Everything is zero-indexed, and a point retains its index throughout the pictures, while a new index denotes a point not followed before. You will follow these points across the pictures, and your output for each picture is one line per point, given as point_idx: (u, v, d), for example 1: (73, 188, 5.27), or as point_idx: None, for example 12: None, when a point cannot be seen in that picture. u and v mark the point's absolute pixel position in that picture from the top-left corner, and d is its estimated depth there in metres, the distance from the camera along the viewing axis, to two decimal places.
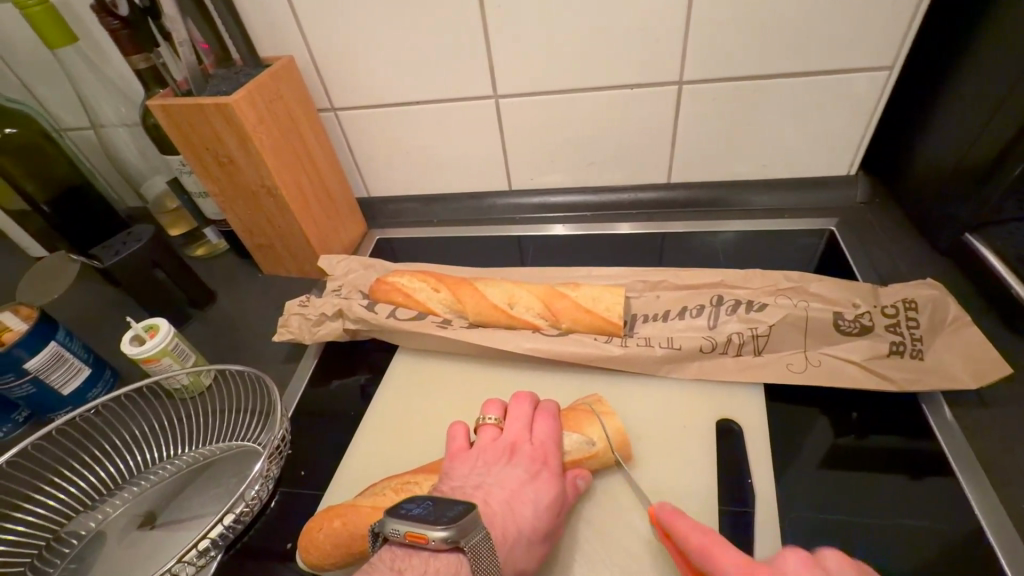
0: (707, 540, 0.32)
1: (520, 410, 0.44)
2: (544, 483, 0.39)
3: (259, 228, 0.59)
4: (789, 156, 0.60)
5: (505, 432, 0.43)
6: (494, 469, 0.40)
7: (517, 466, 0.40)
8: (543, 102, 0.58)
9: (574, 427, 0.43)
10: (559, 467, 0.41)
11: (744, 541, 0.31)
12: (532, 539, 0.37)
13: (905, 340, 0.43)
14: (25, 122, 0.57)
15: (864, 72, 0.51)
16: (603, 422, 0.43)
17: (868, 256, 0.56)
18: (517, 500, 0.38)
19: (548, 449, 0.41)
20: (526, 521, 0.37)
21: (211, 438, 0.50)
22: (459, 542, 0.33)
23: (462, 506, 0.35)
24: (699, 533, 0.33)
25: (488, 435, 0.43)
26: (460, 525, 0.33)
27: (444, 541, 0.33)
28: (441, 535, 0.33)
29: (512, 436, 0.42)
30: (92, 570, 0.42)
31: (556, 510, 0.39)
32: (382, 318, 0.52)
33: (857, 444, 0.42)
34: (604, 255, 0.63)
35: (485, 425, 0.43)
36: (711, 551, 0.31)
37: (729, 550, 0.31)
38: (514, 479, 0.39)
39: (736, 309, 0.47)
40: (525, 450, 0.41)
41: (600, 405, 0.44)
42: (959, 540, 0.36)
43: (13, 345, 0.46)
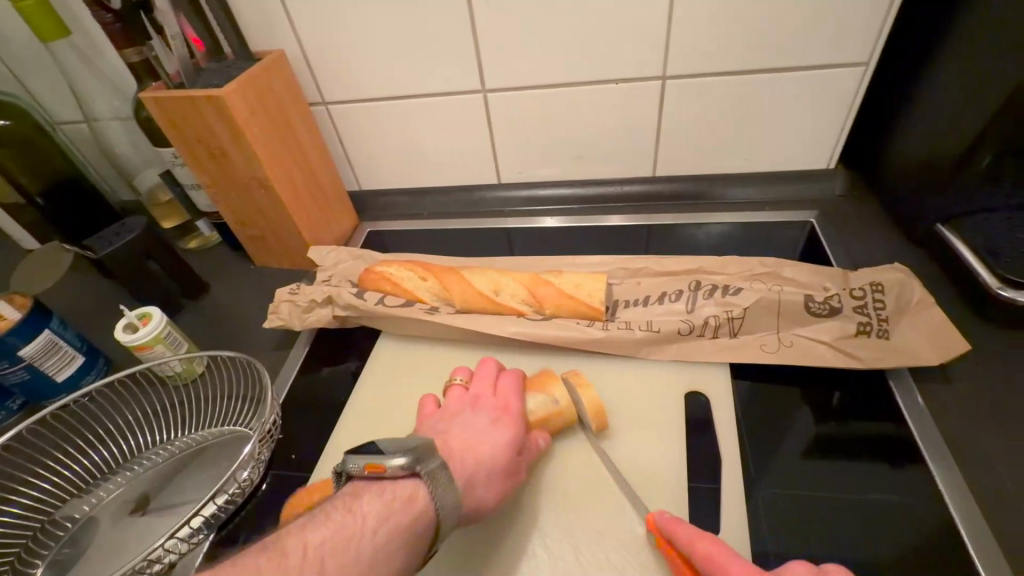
0: (696, 536, 0.33)
1: (484, 369, 0.46)
2: (505, 426, 0.41)
3: (250, 218, 0.60)
4: (766, 149, 0.62)
5: (471, 388, 0.45)
6: (458, 417, 0.42)
7: (480, 413, 0.42)
8: (531, 96, 0.60)
9: (539, 389, 0.45)
10: (520, 415, 0.43)
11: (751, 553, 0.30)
12: (493, 471, 0.39)
13: (872, 320, 0.45)
14: (19, 115, 0.58)
15: (836, 67, 0.54)
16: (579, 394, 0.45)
17: (843, 244, 0.58)
18: (478, 438, 0.40)
19: (511, 400, 0.43)
20: (487, 456, 0.39)
21: (203, 423, 0.51)
22: (416, 467, 0.36)
23: (419, 442, 0.38)
24: (686, 530, 0.34)
25: (454, 392, 0.45)
26: (417, 454, 0.37)
27: (401, 467, 0.35)
28: (399, 462, 0.35)
29: (476, 392, 0.44)
30: (86, 551, 0.43)
31: (516, 449, 0.40)
32: (371, 305, 0.53)
33: (837, 430, 0.43)
34: (590, 246, 0.64)
35: (453, 384, 0.45)
36: (699, 544, 0.32)
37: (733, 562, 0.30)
38: (476, 424, 0.41)
39: (713, 293, 0.49)
40: (488, 402, 0.43)
41: (576, 378, 0.46)
42: (920, 512, 0.38)
43: (7, 333, 0.47)
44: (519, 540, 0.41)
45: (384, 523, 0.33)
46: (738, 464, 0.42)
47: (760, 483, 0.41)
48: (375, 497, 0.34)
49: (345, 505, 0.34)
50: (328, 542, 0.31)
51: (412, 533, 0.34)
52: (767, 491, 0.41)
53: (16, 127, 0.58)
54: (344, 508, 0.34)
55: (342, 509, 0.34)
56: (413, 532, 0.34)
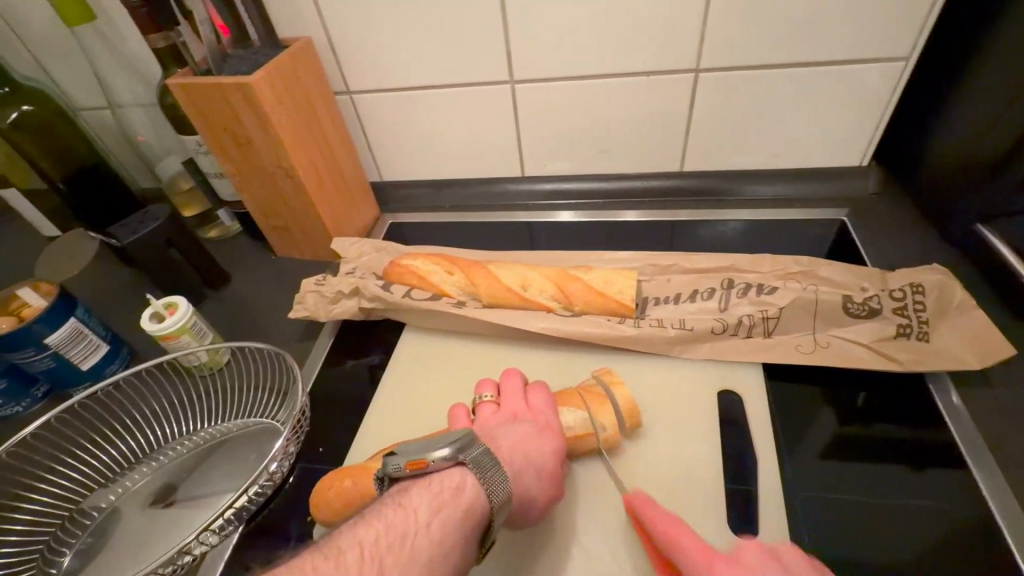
0: (672, 530, 0.34)
1: (512, 385, 0.45)
2: (549, 435, 0.41)
3: (275, 209, 0.59)
4: (798, 146, 0.61)
5: (503, 405, 0.44)
6: (498, 429, 0.42)
7: (521, 424, 0.42)
8: (559, 88, 0.59)
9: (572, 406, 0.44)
10: (561, 427, 0.42)
11: (727, 554, 0.32)
12: (542, 475, 0.39)
13: (912, 323, 0.44)
14: (42, 100, 0.57)
15: (878, 61, 0.52)
16: (615, 399, 0.44)
17: (876, 244, 0.57)
18: (526, 445, 0.40)
19: (548, 412, 0.43)
20: (535, 463, 0.39)
21: (228, 415, 0.50)
22: (460, 457, 0.36)
23: (461, 434, 0.39)
24: (630, 495, 0.38)
25: (487, 411, 0.44)
26: (460, 445, 0.38)
27: (445, 459, 0.36)
28: (442, 453, 0.36)
29: (510, 406, 0.44)
30: (114, 542, 0.42)
31: (562, 457, 0.40)
32: (399, 299, 0.53)
33: (862, 431, 0.42)
34: (614, 241, 0.63)
35: (483, 402, 0.45)
36: (643, 510, 0.37)
37: (707, 566, 0.31)
38: (519, 432, 0.41)
39: (746, 292, 0.48)
40: (526, 414, 0.43)
41: (609, 377, 0.46)
42: (963, 519, 0.37)
43: (33, 320, 0.46)
44: (547, 539, 0.41)
45: (436, 516, 0.33)
46: (772, 466, 0.41)
47: (795, 486, 0.40)
48: (424, 491, 0.35)
49: (394, 501, 0.34)
50: (383, 540, 0.31)
51: (467, 525, 0.34)
52: (803, 493, 0.40)
53: (37, 114, 0.57)
54: (394, 504, 0.34)
55: (393, 505, 0.34)
56: (467, 525, 0.34)
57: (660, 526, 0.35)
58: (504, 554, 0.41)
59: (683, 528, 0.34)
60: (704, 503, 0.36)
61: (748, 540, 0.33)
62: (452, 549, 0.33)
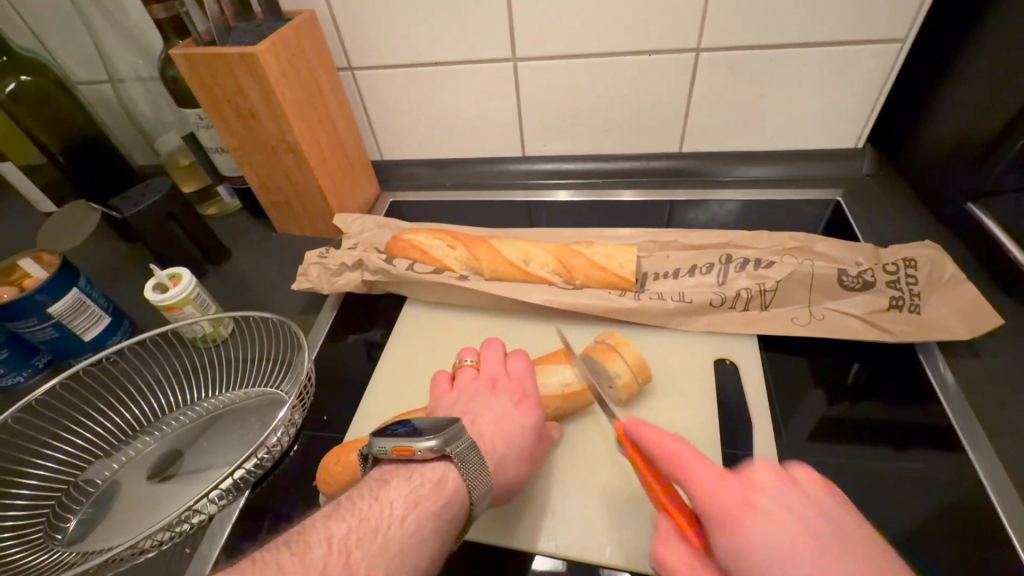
0: (700, 464, 0.30)
1: (492, 352, 0.46)
2: (527, 409, 0.42)
3: (277, 185, 0.60)
4: (795, 128, 0.62)
5: (483, 370, 0.45)
6: (478, 399, 0.42)
7: (500, 396, 0.42)
8: (561, 67, 0.59)
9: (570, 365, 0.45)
10: (538, 397, 0.43)
11: (771, 505, 0.27)
12: (521, 452, 0.40)
13: (904, 295, 0.45)
14: (40, 70, 0.57)
15: (875, 43, 0.53)
16: (623, 355, 0.45)
17: (870, 223, 0.58)
18: (505, 424, 0.40)
19: (526, 382, 0.44)
20: (514, 440, 0.40)
21: (231, 385, 0.51)
22: (445, 449, 0.36)
23: (445, 422, 0.38)
24: (702, 467, 0.30)
25: (467, 375, 0.45)
26: (445, 435, 0.37)
27: (430, 451, 0.36)
28: (428, 445, 0.36)
29: (490, 371, 0.45)
30: (117, 509, 0.42)
31: (540, 430, 0.41)
32: (401, 271, 0.53)
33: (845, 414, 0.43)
34: (614, 219, 0.64)
35: (464, 367, 0.46)
36: (717, 495, 0.28)
37: (751, 515, 0.27)
38: (498, 407, 0.41)
39: (745, 266, 0.49)
40: (505, 383, 0.44)
41: (615, 338, 0.46)
42: (950, 480, 0.38)
43: (36, 290, 0.46)
44: (548, 503, 0.42)
45: (412, 511, 0.34)
46: (768, 431, 0.43)
47: (791, 450, 0.41)
48: (403, 484, 0.35)
49: (372, 493, 0.35)
50: (353, 534, 0.32)
51: (441, 520, 0.34)
52: (799, 458, 0.41)
53: (35, 84, 0.56)
54: (371, 496, 0.34)
55: (370, 498, 0.34)
56: (441, 520, 0.34)
57: (678, 454, 0.31)
58: (507, 517, 0.41)
59: (790, 541, 0.26)
60: (813, 479, 0.29)
61: (783, 487, 0.29)
62: (424, 546, 0.33)
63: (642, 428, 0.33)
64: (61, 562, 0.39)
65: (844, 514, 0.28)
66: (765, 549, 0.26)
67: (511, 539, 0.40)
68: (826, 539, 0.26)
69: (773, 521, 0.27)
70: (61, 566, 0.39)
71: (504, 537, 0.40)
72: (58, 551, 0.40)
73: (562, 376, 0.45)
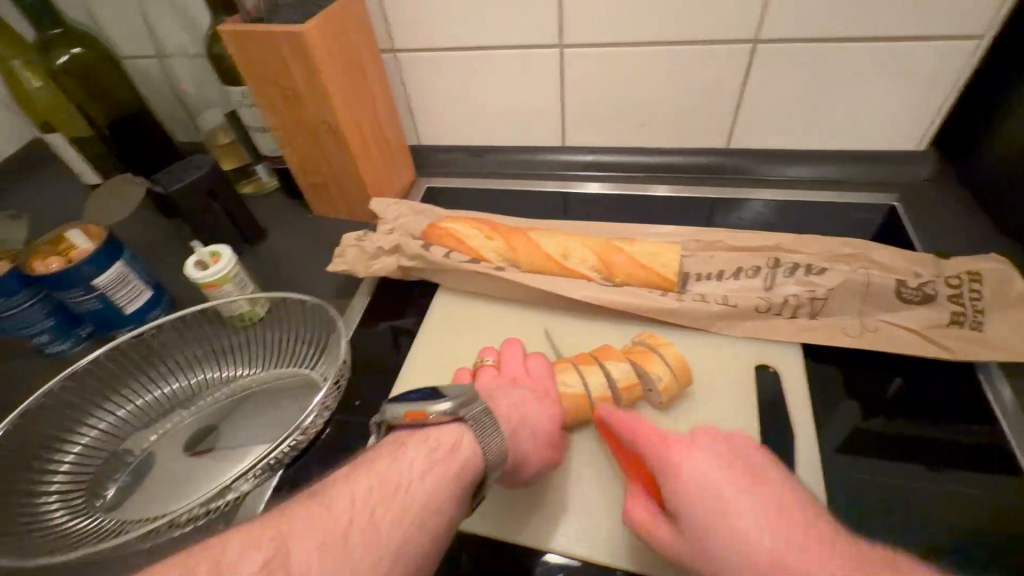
0: (658, 438, 0.35)
1: (513, 352, 0.46)
2: (547, 402, 0.42)
3: (316, 167, 0.59)
4: (852, 128, 0.59)
5: (504, 370, 0.45)
6: (498, 390, 0.42)
7: (520, 389, 0.43)
8: (609, 54, 0.57)
9: (615, 360, 0.45)
10: (559, 395, 0.43)
11: (710, 463, 0.33)
12: (535, 438, 0.40)
13: (966, 311, 0.43)
14: (92, 43, 0.58)
15: (949, 40, 0.50)
16: (664, 356, 0.44)
17: (927, 231, 0.55)
18: (524, 408, 0.41)
19: (547, 379, 0.44)
20: (531, 425, 0.40)
21: (266, 366, 0.51)
22: (460, 413, 0.36)
23: (461, 389, 0.39)
24: (691, 471, 0.33)
25: (488, 374, 0.45)
26: (460, 401, 0.37)
27: (444, 414, 0.36)
28: (441, 408, 0.36)
29: (511, 370, 0.45)
30: (154, 482, 0.43)
31: (558, 424, 0.42)
32: (437, 259, 0.53)
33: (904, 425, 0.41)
34: (653, 214, 0.62)
35: (484, 366, 0.46)
36: (659, 447, 0.35)
37: (695, 470, 0.33)
38: (519, 395, 0.42)
39: (794, 272, 0.48)
40: (526, 380, 0.44)
41: (653, 339, 0.46)
42: (1009, 507, 0.36)
43: (82, 262, 0.47)
44: (579, 506, 0.41)
45: (430, 472, 0.33)
46: (812, 442, 0.41)
47: (838, 466, 0.39)
48: (420, 447, 0.34)
49: (390, 453, 0.34)
50: (374, 494, 0.31)
51: (460, 482, 0.34)
52: (846, 472, 0.39)
53: (88, 56, 0.57)
54: (388, 458, 0.33)
55: (389, 458, 0.33)
56: (460, 481, 0.34)
57: (642, 432, 0.36)
58: (527, 513, 0.41)
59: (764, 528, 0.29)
60: (803, 496, 0.32)
61: (731, 455, 0.34)
62: (445, 506, 0.33)
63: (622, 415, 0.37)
64: (102, 529, 0.40)
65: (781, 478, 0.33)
66: (704, 496, 0.32)
67: (527, 537, 0.40)
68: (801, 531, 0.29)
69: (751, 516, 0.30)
70: (102, 533, 0.40)
71: (526, 535, 0.40)
72: (98, 517, 0.41)
73: (606, 377, 0.44)
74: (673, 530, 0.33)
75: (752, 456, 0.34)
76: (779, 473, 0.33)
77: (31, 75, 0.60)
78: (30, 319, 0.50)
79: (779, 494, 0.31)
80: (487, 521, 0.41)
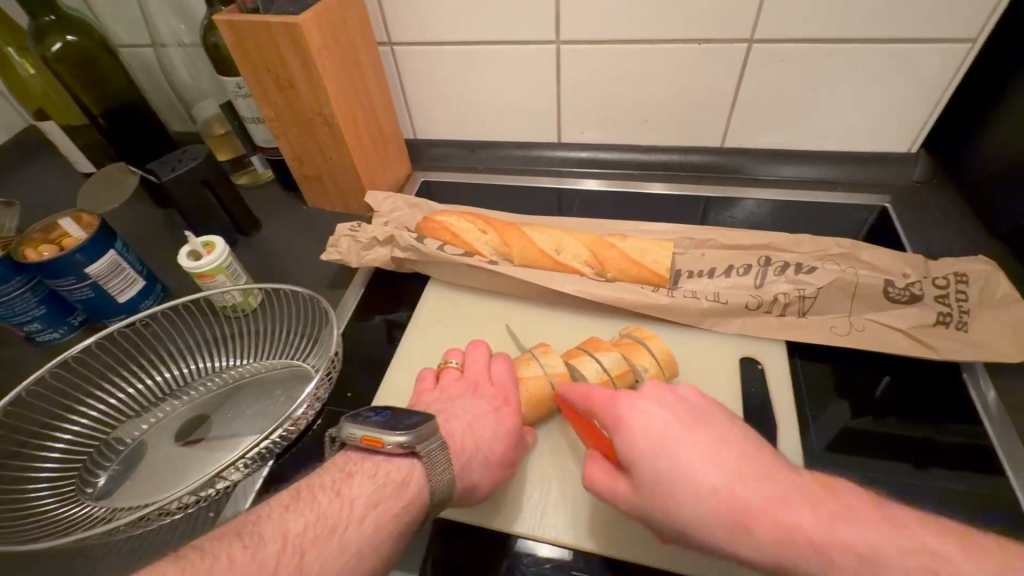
0: (605, 391, 0.34)
1: (478, 353, 0.45)
2: (506, 414, 0.41)
3: (311, 159, 0.59)
4: (846, 129, 0.59)
5: (467, 373, 0.44)
6: (456, 401, 0.42)
7: (479, 399, 0.42)
8: (606, 52, 0.57)
9: (606, 349, 0.45)
10: (520, 405, 0.42)
11: (660, 413, 0.32)
12: (491, 457, 0.39)
13: (953, 311, 0.44)
14: (86, 31, 0.57)
15: (942, 42, 0.50)
16: (651, 348, 0.45)
17: (917, 232, 0.56)
18: (479, 424, 0.40)
19: (509, 388, 0.43)
20: (486, 441, 0.39)
21: (258, 356, 0.51)
22: (416, 447, 0.35)
23: (420, 417, 0.37)
24: (598, 389, 0.35)
25: (450, 377, 0.44)
26: (418, 432, 0.36)
27: (400, 446, 0.35)
28: (398, 440, 0.35)
29: (473, 374, 0.44)
30: (143, 471, 0.43)
31: (517, 438, 0.41)
32: (431, 252, 0.53)
33: (889, 423, 0.42)
34: (645, 211, 0.62)
35: (448, 367, 0.45)
36: (606, 400, 0.34)
37: (642, 419, 0.32)
38: (476, 409, 0.41)
39: (784, 270, 0.48)
40: (488, 388, 0.43)
41: (641, 333, 0.47)
42: (989, 503, 0.37)
43: (75, 250, 0.47)
44: (571, 499, 0.41)
45: (372, 509, 0.33)
46: (798, 437, 0.41)
47: (823, 461, 0.40)
48: (365, 482, 0.34)
49: (333, 487, 0.33)
50: (309, 532, 0.30)
51: (404, 518, 0.33)
52: (831, 467, 0.40)
53: (81, 44, 0.56)
54: (332, 491, 0.33)
55: (330, 492, 0.33)
56: (401, 520, 0.33)
57: (591, 394, 0.35)
58: (515, 503, 0.41)
59: (659, 420, 0.32)
60: (691, 386, 0.35)
61: (672, 398, 0.33)
62: (382, 544, 0.32)
63: (570, 388, 0.37)
64: (91, 516, 0.40)
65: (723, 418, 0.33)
66: (654, 448, 0.31)
67: (514, 526, 0.40)
68: (690, 419, 0.32)
69: (648, 413, 0.32)
70: (90, 520, 0.40)
71: (519, 523, 0.40)
72: (88, 504, 0.41)
73: (597, 364, 0.44)
74: (630, 485, 0.32)
75: (698, 402, 0.33)
76: (723, 416, 0.33)
77: (25, 62, 0.60)
78: (21, 307, 0.50)
79: (717, 432, 0.31)
80: (476, 512, 0.41)
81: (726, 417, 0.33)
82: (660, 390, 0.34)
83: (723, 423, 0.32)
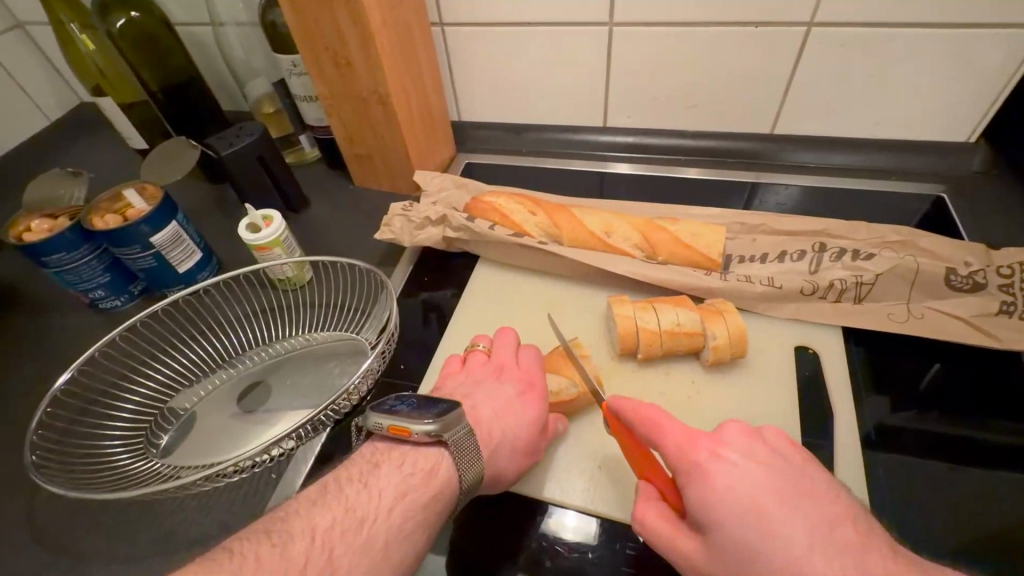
0: (685, 435, 0.32)
1: (506, 340, 0.46)
2: (531, 401, 0.41)
3: (362, 138, 0.60)
4: (902, 118, 0.58)
5: (493, 357, 0.45)
6: (482, 385, 0.42)
7: (505, 384, 0.42)
8: (658, 35, 0.57)
9: (687, 306, 0.46)
10: (545, 391, 0.43)
11: (747, 468, 0.30)
12: (515, 445, 0.39)
13: (1016, 301, 0.43)
14: (149, 9, 0.58)
15: (1013, 29, 0.49)
16: (728, 321, 0.44)
17: (974, 222, 0.55)
18: (505, 411, 0.40)
19: (534, 375, 0.43)
20: (512, 428, 0.40)
21: (312, 328, 0.52)
22: (443, 436, 0.35)
23: (447, 405, 0.37)
24: (675, 427, 0.33)
25: (477, 361, 0.45)
26: (444, 421, 0.36)
27: (426, 434, 0.35)
28: (425, 429, 0.35)
29: (499, 359, 0.44)
30: (204, 434, 0.44)
31: (541, 426, 0.41)
32: (481, 231, 0.54)
33: (948, 413, 0.41)
34: (689, 197, 0.62)
35: (474, 351, 0.46)
36: (685, 445, 0.32)
37: (727, 475, 0.30)
38: (502, 393, 0.41)
39: (841, 256, 0.48)
40: (513, 372, 0.43)
41: (722, 304, 0.46)
42: None
43: (141, 220, 0.48)
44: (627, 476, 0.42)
45: (400, 501, 0.33)
46: (853, 423, 0.42)
47: (880, 447, 0.40)
48: (392, 473, 0.34)
49: (362, 478, 0.34)
50: (338, 526, 0.31)
51: (431, 511, 0.34)
52: (888, 453, 0.40)
53: (144, 22, 0.58)
54: (359, 483, 0.34)
55: (358, 485, 0.33)
56: (430, 511, 0.34)
57: (668, 439, 0.33)
58: (570, 479, 0.42)
59: (751, 480, 0.30)
60: (783, 439, 0.32)
61: (765, 454, 0.31)
62: (411, 537, 0.33)
63: (623, 400, 0.36)
64: (159, 473, 0.42)
65: (823, 480, 0.31)
66: (741, 508, 0.29)
67: (569, 501, 0.41)
68: (786, 485, 0.30)
69: (735, 467, 0.30)
70: (158, 477, 0.41)
71: (574, 499, 0.41)
72: (155, 462, 0.42)
73: (675, 316, 0.45)
74: (703, 544, 0.30)
75: (792, 459, 0.31)
76: (821, 476, 0.31)
77: (85, 38, 0.62)
78: (88, 274, 0.52)
79: (817, 496, 0.29)
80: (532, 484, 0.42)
81: (834, 491, 0.30)
82: (748, 442, 0.32)
83: (824, 488, 0.30)
